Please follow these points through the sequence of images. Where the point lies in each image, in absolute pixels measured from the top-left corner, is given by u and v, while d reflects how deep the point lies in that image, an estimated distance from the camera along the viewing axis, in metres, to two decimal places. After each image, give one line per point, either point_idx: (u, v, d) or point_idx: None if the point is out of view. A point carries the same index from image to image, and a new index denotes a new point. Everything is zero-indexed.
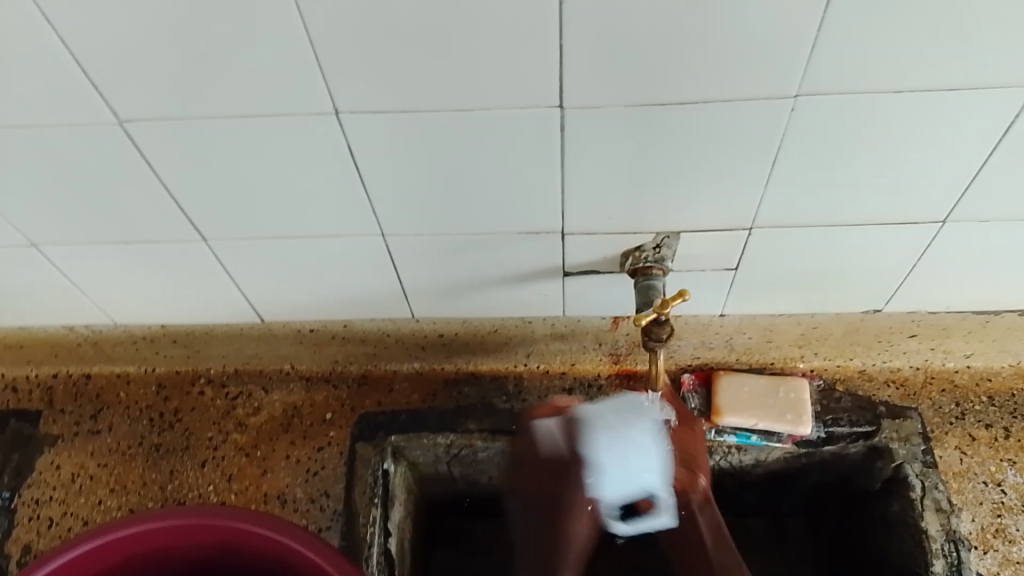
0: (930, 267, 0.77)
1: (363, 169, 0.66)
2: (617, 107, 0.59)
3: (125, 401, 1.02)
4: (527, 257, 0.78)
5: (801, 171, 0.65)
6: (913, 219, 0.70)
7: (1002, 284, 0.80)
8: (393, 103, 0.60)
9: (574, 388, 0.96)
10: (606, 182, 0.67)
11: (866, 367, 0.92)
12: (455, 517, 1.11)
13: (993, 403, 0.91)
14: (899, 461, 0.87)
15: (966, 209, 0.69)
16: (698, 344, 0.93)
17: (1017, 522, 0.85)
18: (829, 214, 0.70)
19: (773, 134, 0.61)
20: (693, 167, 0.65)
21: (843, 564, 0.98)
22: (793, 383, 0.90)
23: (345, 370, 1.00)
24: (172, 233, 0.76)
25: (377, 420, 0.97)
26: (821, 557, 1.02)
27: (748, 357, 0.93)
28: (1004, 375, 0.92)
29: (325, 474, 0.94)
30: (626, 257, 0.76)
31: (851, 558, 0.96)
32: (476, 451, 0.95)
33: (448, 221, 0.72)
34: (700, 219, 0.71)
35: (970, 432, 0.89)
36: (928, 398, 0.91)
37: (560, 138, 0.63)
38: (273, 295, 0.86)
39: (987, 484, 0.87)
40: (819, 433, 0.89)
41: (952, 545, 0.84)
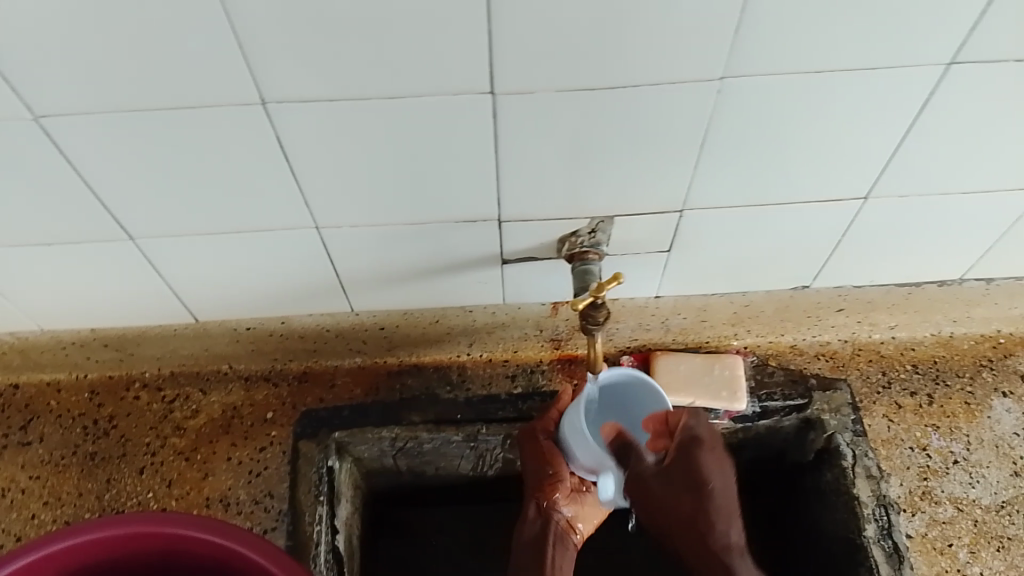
0: (854, 244, 0.80)
1: (295, 160, 0.66)
2: (548, 92, 0.60)
3: (55, 409, 0.99)
4: (464, 245, 0.78)
5: (729, 151, 0.67)
6: (837, 197, 0.73)
7: (922, 258, 0.84)
8: (324, 92, 0.59)
9: (518, 374, 0.98)
10: (540, 168, 0.68)
11: (797, 342, 0.96)
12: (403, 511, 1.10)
13: (917, 371, 0.96)
14: (831, 432, 0.91)
15: (886, 186, 0.72)
16: (636, 327, 0.94)
17: (942, 484, 0.89)
18: (757, 194, 0.72)
19: (701, 116, 0.63)
20: (625, 150, 0.66)
21: (784, 531, 1.01)
22: (727, 360, 0.92)
23: (285, 368, 0.99)
24: (99, 231, 0.74)
25: (320, 417, 0.96)
26: (763, 526, 1.04)
27: (684, 337, 0.95)
28: (927, 344, 0.97)
29: (269, 474, 0.93)
30: (562, 243, 0.77)
31: (793, 525, 0.99)
32: (421, 443, 0.95)
33: (384, 211, 0.72)
34: (633, 202, 0.72)
35: (896, 400, 0.94)
36: (856, 369, 0.95)
37: (493, 125, 0.63)
38: (207, 293, 0.85)
39: (913, 449, 0.91)
40: (754, 408, 0.92)
41: (883, 510, 0.87)
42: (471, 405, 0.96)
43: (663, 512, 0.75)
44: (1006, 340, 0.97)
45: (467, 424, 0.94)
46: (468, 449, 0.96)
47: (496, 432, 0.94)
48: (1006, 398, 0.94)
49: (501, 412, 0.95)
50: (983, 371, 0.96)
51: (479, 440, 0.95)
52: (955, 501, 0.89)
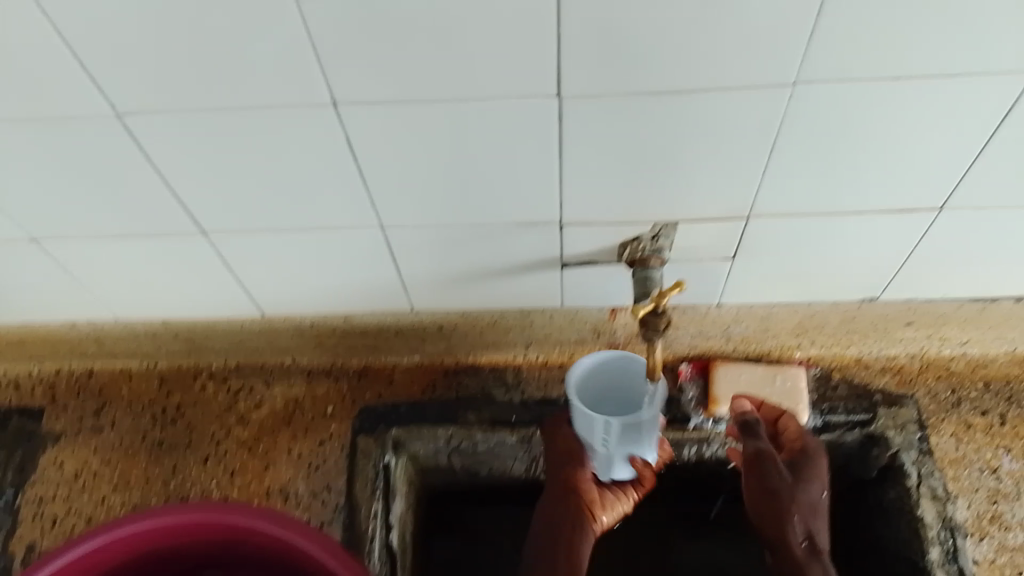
0: (926, 257, 0.78)
1: (363, 161, 0.67)
2: (614, 97, 0.60)
3: (127, 397, 1.03)
4: (525, 247, 0.78)
5: (797, 159, 0.65)
6: (910, 207, 0.71)
7: (997, 273, 0.81)
8: (393, 94, 0.60)
9: None
10: (604, 173, 0.67)
11: (862, 355, 0.93)
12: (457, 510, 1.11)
13: (988, 390, 0.93)
14: (896, 449, 0.89)
15: (961, 198, 0.70)
16: (696, 334, 0.94)
17: (1013, 508, 0.86)
18: (824, 204, 0.70)
19: (769, 123, 0.62)
20: (691, 156, 0.65)
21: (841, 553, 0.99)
22: (789, 371, 0.91)
23: (346, 364, 1.01)
24: (173, 226, 0.76)
25: (378, 413, 0.97)
26: None
27: (745, 346, 0.93)
28: (1001, 362, 0.93)
29: (328, 468, 0.95)
30: (624, 248, 0.76)
31: (849, 545, 0.97)
32: (476, 443, 0.96)
33: (448, 214, 0.73)
34: (697, 209, 0.71)
35: (966, 419, 0.91)
36: (924, 386, 0.93)
37: (558, 128, 0.63)
38: (273, 289, 0.87)
39: (983, 471, 0.88)
40: (816, 421, 0.91)
41: (949, 532, 0.85)
42: (528, 408, 0.96)
43: (747, 488, 0.77)
44: None
45: (523, 427, 0.95)
46: (524, 452, 0.97)
47: None
48: None
49: (557, 415, 0.95)
50: None
51: (535, 444, 0.95)
52: None
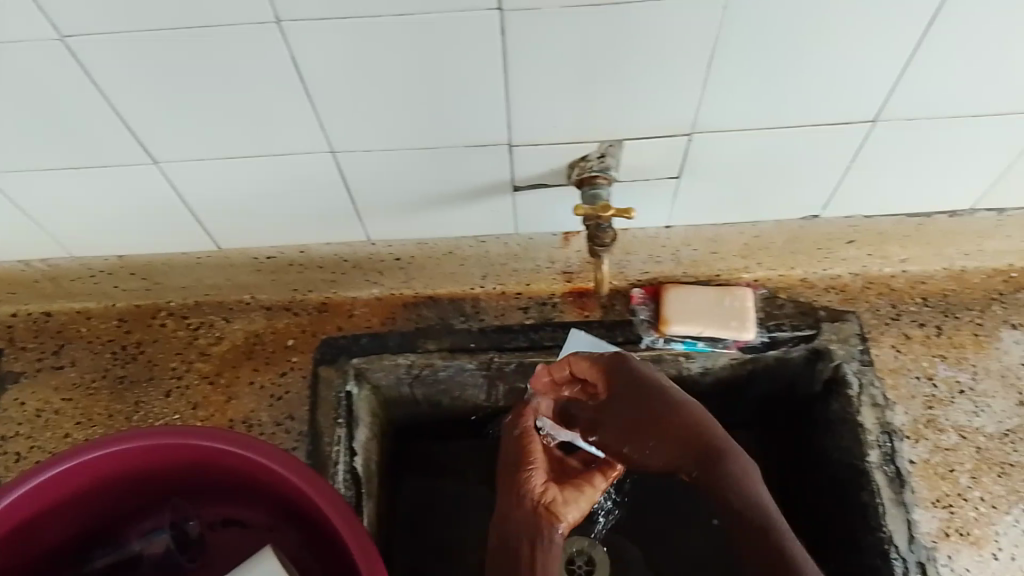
0: (860, 174, 0.81)
1: (310, 82, 0.68)
2: (554, 9, 0.61)
3: (86, 336, 1.03)
4: (479, 170, 0.80)
5: (733, 73, 0.67)
6: (843, 121, 0.74)
7: (933, 186, 0.85)
8: (337, 12, 0.61)
9: (530, 306, 1.02)
10: (548, 90, 0.69)
11: (807, 276, 1.00)
12: (424, 443, 1.17)
13: (927, 304, 0.98)
14: (838, 361, 0.93)
15: (891, 109, 0.72)
16: (647, 261, 0.99)
17: (947, 412, 0.92)
18: (762, 119, 0.73)
19: (706, 40, 0.64)
20: (630, 71, 0.67)
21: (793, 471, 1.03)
22: (737, 293, 0.96)
23: (305, 299, 1.03)
24: (124, 155, 0.76)
25: (338, 345, 0.99)
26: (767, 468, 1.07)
27: (695, 269, 0.99)
28: (938, 278, 0.99)
29: (290, 397, 0.97)
30: (573, 168, 0.78)
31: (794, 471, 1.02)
32: (436, 370, 0.98)
33: (395, 137, 0.74)
34: (640, 127, 0.74)
35: (906, 331, 0.96)
36: (866, 302, 0.98)
37: (501, 42, 0.64)
38: (228, 219, 0.87)
39: (920, 378, 0.94)
40: (763, 338, 0.95)
41: (887, 436, 0.89)
42: (486, 335, 0.99)
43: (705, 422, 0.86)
44: (1017, 273, 0.99)
45: (481, 353, 0.97)
46: (482, 378, 1.00)
47: (509, 359, 0.97)
48: (1016, 329, 0.96)
49: (515, 342, 0.98)
50: (993, 304, 0.98)
51: (493, 369, 0.98)
52: (959, 428, 0.91)
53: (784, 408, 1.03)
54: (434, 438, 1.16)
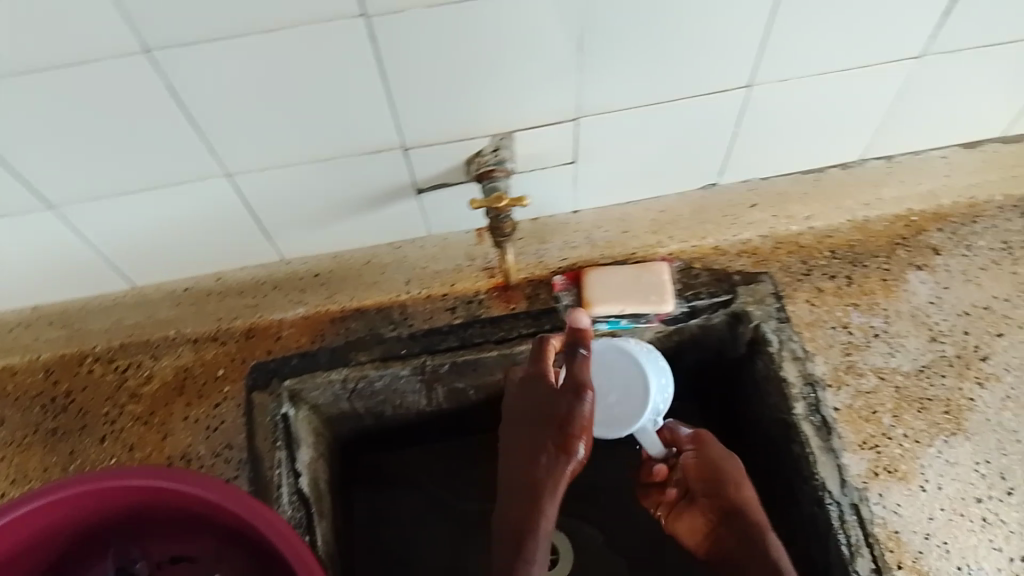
0: (748, 137, 0.84)
1: (192, 108, 0.68)
2: (418, 11, 0.62)
3: (13, 392, 1.02)
4: (378, 177, 0.81)
5: (604, 53, 0.69)
6: (721, 90, 0.77)
7: (820, 142, 0.88)
8: (204, 35, 0.62)
9: (457, 306, 1.01)
10: (429, 90, 0.70)
11: (719, 244, 1.01)
12: (378, 455, 1.21)
13: (835, 257, 1.01)
14: (757, 322, 0.97)
15: (762, 72, 0.75)
16: (563, 247, 1.02)
17: (864, 357, 0.94)
18: (641, 96, 0.75)
19: (570, 23, 0.66)
20: (505, 62, 0.69)
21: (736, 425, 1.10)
22: (654, 268, 0.98)
23: (231, 327, 1.02)
24: (18, 204, 0.76)
25: (270, 368, 0.99)
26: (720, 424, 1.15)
27: (611, 250, 1.01)
28: (844, 231, 1.02)
29: (226, 427, 0.97)
30: (471, 164, 0.80)
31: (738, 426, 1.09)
32: (371, 381, 1.00)
33: (289, 153, 0.75)
34: (526, 117, 0.76)
35: (818, 285, 0.99)
36: (778, 262, 1.00)
37: (372, 48, 0.65)
38: (138, 255, 0.87)
39: (836, 328, 0.96)
40: (683, 308, 0.99)
41: (811, 387, 0.93)
42: (415, 340, 1.00)
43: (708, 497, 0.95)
44: (917, 218, 1.03)
45: (413, 358, 0.99)
46: (418, 381, 1.03)
47: (442, 360, 0.99)
48: (921, 271, 1.00)
49: (445, 343, 1.00)
50: (898, 249, 1.01)
51: (427, 370, 1.00)
52: (878, 371, 0.93)
53: (719, 370, 1.09)
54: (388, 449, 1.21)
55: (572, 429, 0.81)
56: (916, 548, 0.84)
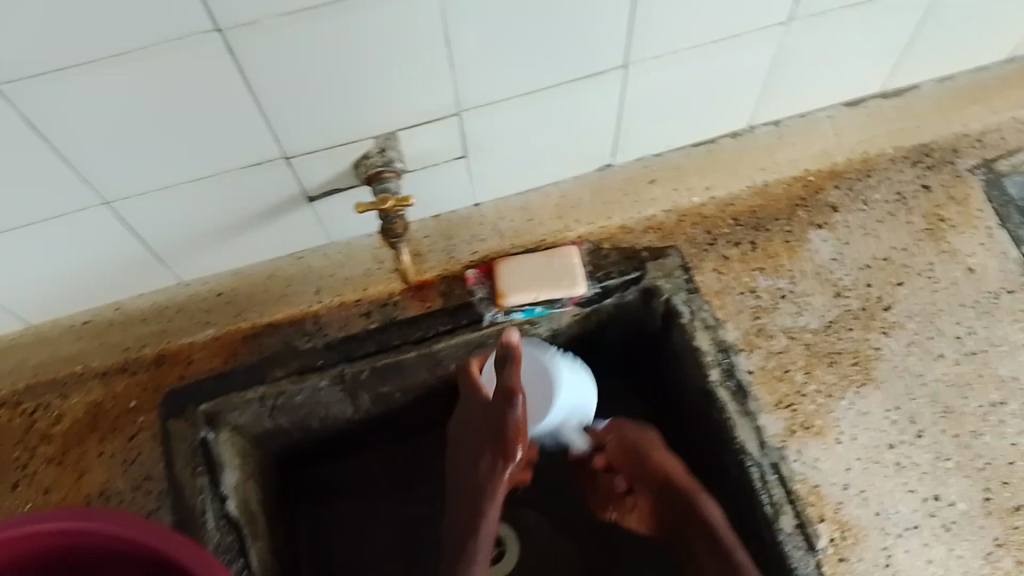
0: (632, 112, 0.85)
1: (54, 139, 0.66)
2: (273, 19, 0.61)
3: None
4: (264, 189, 0.79)
5: (473, 43, 0.69)
6: (597, 70, 0.77)
7: (704, 111, 0.89)
8: (50, 64, 0.59)
9: (372, 311, 1.00)
10: (300, 97, 0.69)
11: (625, 223, 1.02)
12: (317, 468, 1.20)
13: (738, 224, 1.02)
14: (666, 296, 0.97)
15: (635, 49, 0.76)
16: (472, 241, 1.02)
17: (773, 319, 0.96)
18: (518, 81, 0.75)
19: (438, 16, 0.65)
20: (373, 62, 0.68)
21: (666, 399, 1.11)
22: (563, 252, 0.98)
23: (140, 355, 0.99)
24: None
25: (184, 394, 0.97)
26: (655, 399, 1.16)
27: (519, 239, 1.02)
28: (744, 198, 1.03)
29: (144, 458, 0.94)
30: (358, 168, 0.79)
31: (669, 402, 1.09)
32: (291, 396, 0.97)
33: (167, 173, 0.73)
34: (405, 115, 0.75)
35: (723, 253, 1.00)
36: (683, 234, 1.02)
37: (232, 60, 0.63)
38: (26, 294, 0.84)
39: (744, 293, 0.98)
40: (594, 290, 0.99)
41: (724, 354, 0.94)
42: (331, 349, 0.98)
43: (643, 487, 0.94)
44: (814, 177, 1.05)
45: (331, 368, 0.97)
46: (341, 391, 1.00)
47: (362, 367, 0.97)
48: (821, 229, 1.01)
49: (363, 348, 0.98)
50: (798, 211, 1.03)
51: (348, 379, 0.97)
52: (787, 331, 0.95)
53: (643, 346, 1.09)
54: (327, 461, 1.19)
55: (508, 445, 0.80)
56: (836, 497, 0.86)
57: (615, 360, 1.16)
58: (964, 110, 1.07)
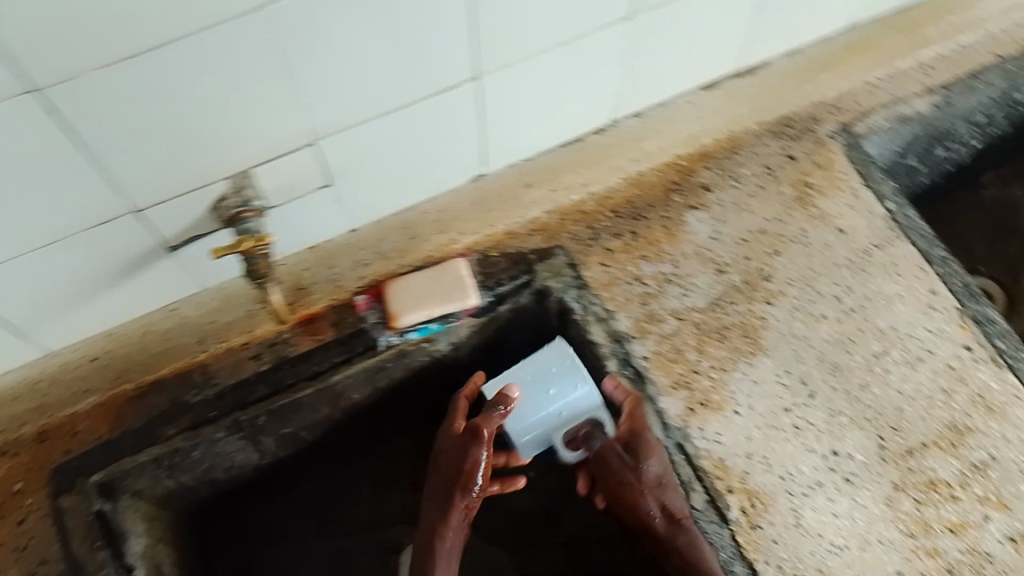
0: (493, 121, 0.85)
1: None
2: (91, 70, 0.59)
3: None
4: (121, 245, 0.76)
5: (312, 70, 0.68)
6: (448, 87, 0.77)
7: (564, 111, 0.90)
8: None
9: (262, 351, 0.96)
10: (139, 146, 0.67)
11: (510, 228, 1.02)
12: (237, 518, 1.17)
13: (618, 216, 1.04)
14: (558, 294, 0.98)
15: (481, 60, 0.76)
16: (356, 266, 0.99)
17: (662, 304, 0.98)
18: (368, 103, 0.75)
19: (270, 48, 0.64)
20: (211, 102, 0.67)
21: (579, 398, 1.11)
22: (451, 265, 0.97)
23: (19, 435, 0.94)
24: None
25: (72, 467, 0.92)
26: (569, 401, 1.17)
27: (405, 257, 0.99)
28: (621, 189, 1.05)
29: (36, 541, 0.88)
30: (215, 211, 0.75)
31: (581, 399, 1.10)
32: (187, 452, 0.94)
33: (7, 242, 0.70)
34: (255, 152, 0.74)
35: (607, 246, 1.02)
36: (567, 233, 1.02)
37: (54, 117, 0.61)
38: None
39: (631, 283, 0.99)
40: (488, 297, 0.99)
41: (619, 344, 0.95)
42: (224, 399, 0.95)
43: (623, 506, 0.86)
44: (684, 160, 1.07)
45: (225, 418, 0.94)
46: (241, 439, 0.97)
47: (256, 412, 0.94)
48: (697, 211, 1.04)
49: (257, 393, 0.95)
50: (672, 195, 1.05)
51: (245, 427, 0.95)
52: (676, 313, 0.97)
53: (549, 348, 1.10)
54: (246, 509, 1.17)
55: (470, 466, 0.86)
56: (741, 468, 0.87)
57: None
58: (815, 80, 1.12)
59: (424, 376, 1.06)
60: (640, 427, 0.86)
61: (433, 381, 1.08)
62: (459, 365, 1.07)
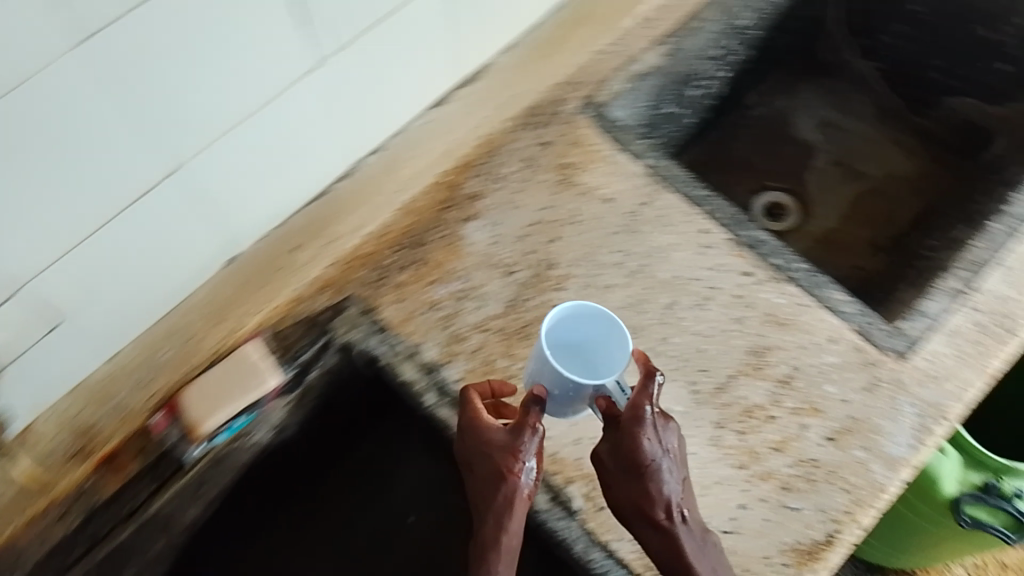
0: (214, 201, 0.85)
1: None
2: None
3: None
4: None
5: None
6: (142, 189, 0.76)
7: (286, 169, 0.90)
8: None
9: (67, 510, 0.88)
10: None
11: (294, 295, 0.96)
12: None
13: (399, 249, 1.01)
14: (359, 344, 0.97)
15: (166, 153, 0.75)
16: (136, 388, 0.90)
17: (461, 321, 0.97)
18: (60, 228, 0.73)
19: None
20: None
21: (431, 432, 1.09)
22: (240, 353, 0.92)
23: None
24: None
25: None
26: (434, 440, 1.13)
27: (188, 361, 0.92)
28: (397, 221, 1.01)
29: None
30: None
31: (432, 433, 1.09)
32: None
33: None
34: None
35: (397, 281, 1.00)
36: (353, 280, 0.99)
37: None
38: None
39: (428, 309, 0.98)
40: (293, 371, 0.98)
41: (431, 375, 0.94)
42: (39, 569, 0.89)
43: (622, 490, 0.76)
44: (449, 177, 1.05)
45: None
46: None
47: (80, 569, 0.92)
48: (473, 220, 1.03)
49: (77, 550, 0.91)
50: (443, 213, 1.04)
51: None
52: (478, 326, 0.97)
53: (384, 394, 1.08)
54: None
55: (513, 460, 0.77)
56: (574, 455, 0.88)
57: (366, 419, 1.13)
58: (550, 64, 1.12)
59: (265, 463, 1.05)
60: (644, 403, 0.75)
61: (277, 466, 1.08)
62: (298, 441, 1.07)
